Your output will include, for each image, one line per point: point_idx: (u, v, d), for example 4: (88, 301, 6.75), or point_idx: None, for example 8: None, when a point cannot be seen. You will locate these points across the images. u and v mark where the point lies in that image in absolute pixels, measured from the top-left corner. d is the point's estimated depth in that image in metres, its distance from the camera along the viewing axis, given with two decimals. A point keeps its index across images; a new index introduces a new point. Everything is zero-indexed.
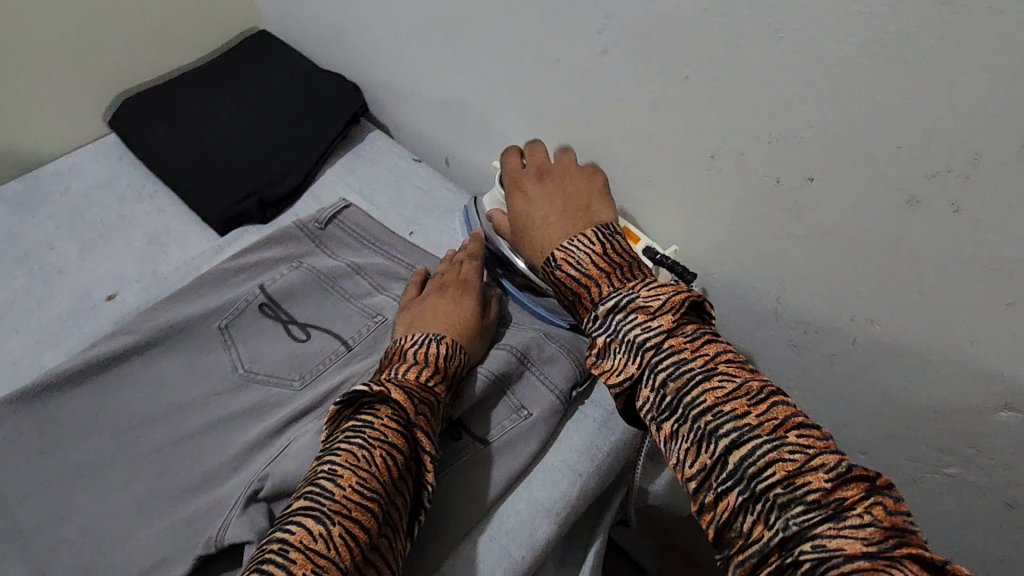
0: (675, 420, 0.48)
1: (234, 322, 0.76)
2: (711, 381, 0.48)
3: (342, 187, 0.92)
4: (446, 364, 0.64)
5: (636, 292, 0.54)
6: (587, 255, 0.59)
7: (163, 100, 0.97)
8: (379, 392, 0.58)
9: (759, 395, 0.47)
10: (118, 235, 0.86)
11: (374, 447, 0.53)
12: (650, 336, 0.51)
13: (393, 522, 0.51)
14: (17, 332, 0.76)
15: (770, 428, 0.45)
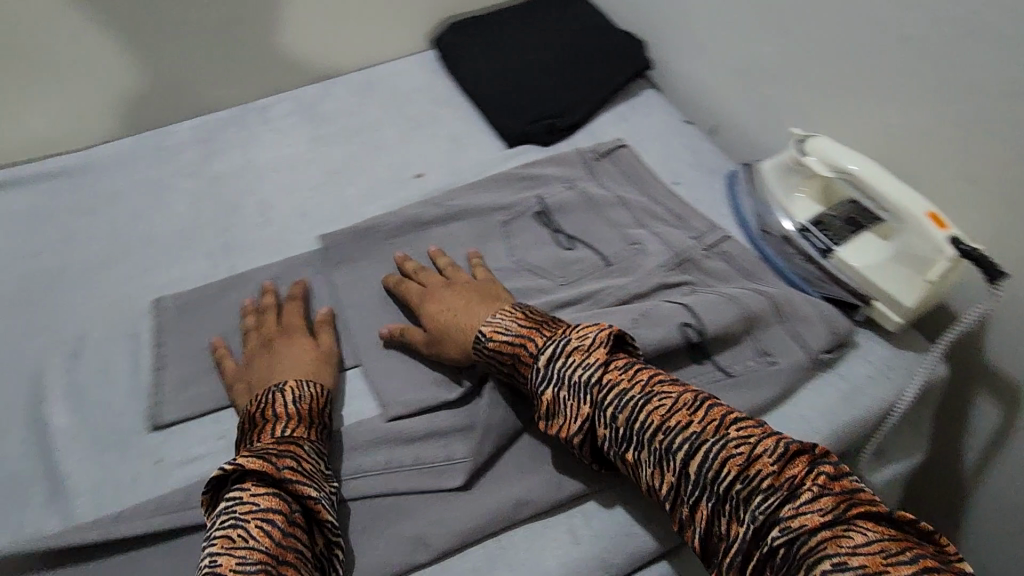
0: (637, 448, 0.55)
1: (514, 218, 0.88)
2: (653, 404, 0.55)
3: (616, 131, 1.01)
4: (300, 408, 0.65)
5: (569, 337, 0.62)
6: (513, 321, 0.66)
7: (481, 26, 1.13)
8: (234, 470, 0.56)
9: (695, 404, 0.55)
10: (428, 130, 1.04)
11: (247, 530, 0.51)
12: (590, 373, 0.58)
13: (293, 564, 0.51)
14: (351, 184, 0.96)
15: (714, 430, 0.52)
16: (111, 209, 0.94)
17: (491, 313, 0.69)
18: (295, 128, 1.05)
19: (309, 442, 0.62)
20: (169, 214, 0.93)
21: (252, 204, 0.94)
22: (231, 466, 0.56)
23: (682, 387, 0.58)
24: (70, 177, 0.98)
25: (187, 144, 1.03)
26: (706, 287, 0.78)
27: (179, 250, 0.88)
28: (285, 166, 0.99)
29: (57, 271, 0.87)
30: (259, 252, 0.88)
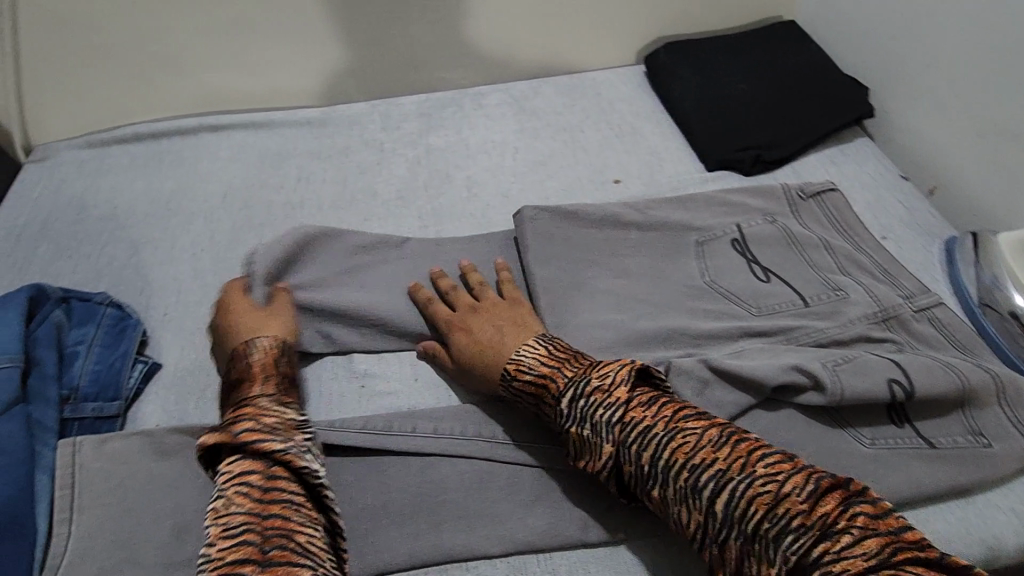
0: (662, 485, 0.56)
1: (709, 240, 0.89)
2: (677, 442, 0.57)
3: (823, 173, 0.99)
4: (255, 366, 0.70)
5: (590, 376, 0.63)
6: (535, 360, 0.68)
7: (697, 49, 1.15)
8: (205, 448, 0.61)
9: (720, 441, 0.56)
10: (629, 139, 1.07)
11: (228, 497, 0.55)
12: (611, 412, 0.60)
13: (280, 511, 0.55)
14: (551, 177, 1.02)
15: (740, 468, 0.53)
16: (341, 161, 1.07)
17: (516, 348, 0.71)
18: (505, 118, 1.13)
19: (266, 400, 0.65)
20: (388, 174, 1.04)
21: (461, 178, 1.02)
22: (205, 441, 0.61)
23: (707, 420, 0.59)
24: (311, 127, 1.13)
25: (409, 116, 1.14)
26: (914, 349, 0.74)
27: (395, 208, 0.99)
28: (492, 150, 1.07)
29: (294, 206, 1.00)
30: (463, 222, 0.96)
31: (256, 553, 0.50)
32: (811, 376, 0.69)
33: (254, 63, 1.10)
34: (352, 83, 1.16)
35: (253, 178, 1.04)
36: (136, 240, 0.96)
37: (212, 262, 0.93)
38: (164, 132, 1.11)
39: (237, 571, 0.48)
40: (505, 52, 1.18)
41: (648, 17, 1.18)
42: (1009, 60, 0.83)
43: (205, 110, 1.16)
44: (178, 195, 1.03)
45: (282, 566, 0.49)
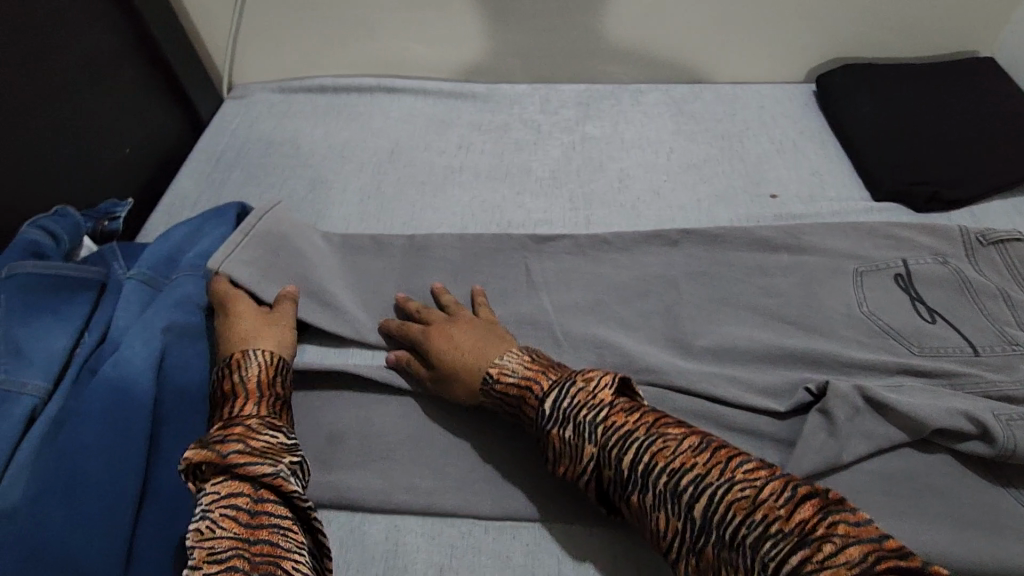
0: (641, 490, 0.57)
1: (870, 271, 0.86)
2: (658, 446, 0.58)
3: (1005, 222, 0.93)
4: (250, 382, 0.68)
5: (573, 378, 0.64)
6: (519, 364, 0.67)
7: (878, 75, 1.10)
8: (189, 465, 0.58)
9: (702, 447, 0.57)
10: (791, 157, 1.05)
11: (212, 519, 0.55)
12: (593, 412, 0.61)
13: (269, 538, 0.55)
14: (705, 182, 1.01)
15: (719, 472, 0.54)
16: (499, 136, 1.12)
17: (497, 353, 0.69)
18: (662, 118, 1.14)
19: (253, 421, 0.63)
20: (543, 154, 1.08)
21: (614, 169, 1.04)
22: (185, 462, 0.58)
23: (688, 427, 0.60)
24: (475, 101, 1.19)
25: (568, 103, 1.18)
26: None
27: (547, 187, 1.02)
28: (647, 147, 1.08)
29: (452, 170, 1.06)
30: (613, 212, 0.98)
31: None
32: (980, 425, 0.66)
33: (434, 34, 1.18)
34: (518, 64, 1.21)
35: (418, 139, 1.12)
36: (312, 179, 1.06)
37: (375, 210, 1.00)
38: (345, 87, 1.21)
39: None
40: (673, 55, 1.18)
41: (829, 37, 1.14)
42: None
43: (381, 73, 1.25)
44: (350, 145, 1.12)
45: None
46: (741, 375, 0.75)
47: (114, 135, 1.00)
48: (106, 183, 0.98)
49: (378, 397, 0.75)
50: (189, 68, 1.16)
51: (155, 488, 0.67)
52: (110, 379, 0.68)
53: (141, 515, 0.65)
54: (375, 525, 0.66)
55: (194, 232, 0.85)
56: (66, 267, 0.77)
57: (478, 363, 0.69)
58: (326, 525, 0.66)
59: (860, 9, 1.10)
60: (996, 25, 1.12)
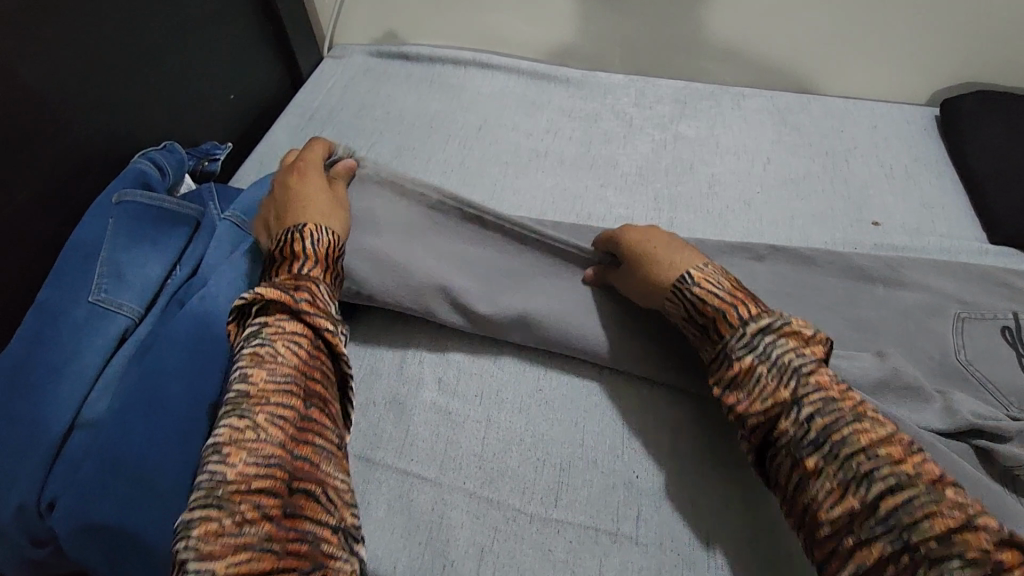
0: (824, 457, 0.56)
1: (974, 318, 0.79)
2: (863, 425, 0.56)
3: None
4: (316, 250, 0.69)
5: (788, 319, 0.63)
6: (726, 284, 0.66)
7: (1015, 106, 0.99)
8: (257, 299, 0.63)
9: (910, 449, 0.55)
10: (901, 184, 0.97)
11: (275, 348, 0.61)
12: (804, 363, 0.60)
13: (315, 389, 0.61)
14: (801, 199, 0.96)
15: (928, 481, 0.52)
16: (589, 125, 1.10)
17: (697, 263, 0.70)
18: (764, 126, 1.08)
19: (312, 280, 0.67)
20: (633, 149, 1.05)
21: (705, 174, 1.00)
22: (257, 296, 0.63)
23: (892, 425, 0.58)
24: (568, 87, 1.16)
25: (664, 99, 1.14)
26: None
27: (632, 183, 0.99)
28: (743, 154, 1.03)
29: (538, 154, 1.05)
30: (698, 218, 0.94)
31: (298, 408, 0.58)
32: None
33: (537, 13, 1.16)
34: (619, 52, 1.17)
35: (507, 118, 1.11)
36: (399, 145, 1.07)
37: (456, 183, 1.01)
38: (441, 58, 1.21)
39: (281, 415, 0.57)
40: (784, 59, 1.11)
41: (965, 60, 1.05)
42: None
43: (478, 47, 1.24)
44: (439, 116, 1.12)
45: (315, 425, 0.58)
46: None
47: (221, 80, 1.04)
48: (210, 125, 1.03)
49: (439, 369, 0.76)
50: (297, 22, 1.19)
51: None
52: (196, 312, 0.72)
53: None
54: (423, 494, 0.67)
55: None
56: (167, 201, 0.81)
57: (664, 266, 0.70)
58: (377, 486, 0.68)
59: (1008, 30, 1.00)
60: None
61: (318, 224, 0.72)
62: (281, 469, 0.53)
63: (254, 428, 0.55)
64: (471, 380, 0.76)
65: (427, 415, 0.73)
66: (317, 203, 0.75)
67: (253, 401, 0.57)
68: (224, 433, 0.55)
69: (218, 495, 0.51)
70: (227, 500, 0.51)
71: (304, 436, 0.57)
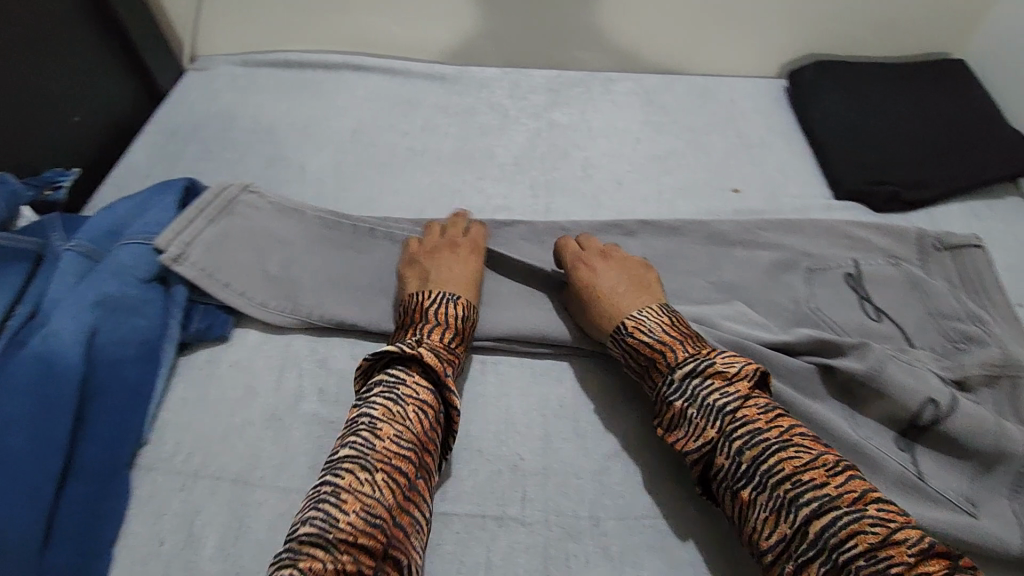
0: (756, 487, 0.58)
1: (821, 269, 0.85)
2: (786, 452, 0.58)
3: (966, 225, 0.92)
4: (449, 317, 0.73)
5: (711, 359, 0.66)
6: (657, 325, 0.69)
7: (847, 72, 1.09)
8: (404, 354, 0.67)
9: (835, 468, 0.57)
10: (757, 151, 1.04)
11: (407, 411, 0.64)
12: (727, 401, 0.62)
13: (426, 463, 0.63)
14: (668, 174, 1.00)
15: (850, 501, 0.54)
16: (466, 120, 1.10)
17: (637, 308, 0.72)
18: (632, 108, 1.12)
19: (442, 347, 0.70)
20: (509, 140, 1.06)
21: (579, 158, 1.03)
22: (403, 351, 0.67)
23: (823, 446, 0.60)
24: (444, 84, 1.17)
25: (538, 89, 1.16)
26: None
27: (509, 173, 1.01)
28: (614, 136, 1.07)
29: (416, 153, 1.04)
30: (574, 201, 0.96)
31: (410, 475, 0.60)
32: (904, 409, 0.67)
33: (404, 12, 1.15)
34: (491, 47, 1.19)
35: (384, 120, 1.10)
36: (272, 156, 1.04)
37: (333, 190, 0.99)
38: (312, 63, 1.18)
39: (396, 477, 0.59)
40: (646, 43, 1.16)
41: (803, 33, 1.13)
42: None
43: (351, 51, 1.22)
44: (313, 123, 1.09)
45: (418, 496, 0.60)
46: None
47: (64, 103, 0.97)
48: (55, 150, 0.96)
49: (320, 381, 0.75)
50: (151, 37, 1.13)
51: (79, 465, 0.64)
52: (36, 352, 0.66)
53: (64, 491, 0.63)
54: None
55: (139, 205, 0.82)
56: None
57: (613, 313, 0.72)
58: (256, 508, 0.65)
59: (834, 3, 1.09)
60: (969, 27, 1.11)
61: (441, 291, 0.75)
62: (381, 531, 0.55)
63: (372, 482, 0.58)
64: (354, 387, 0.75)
65: (308, 428, 0.71)
66: (445, 265, 0.78)
67: (377, 454, 0.60)
68: (346, 477, 0.58)
69: (326, 537, 0.53)
70: (335, 547, 0.53)
71: (409, 504, 0.59)
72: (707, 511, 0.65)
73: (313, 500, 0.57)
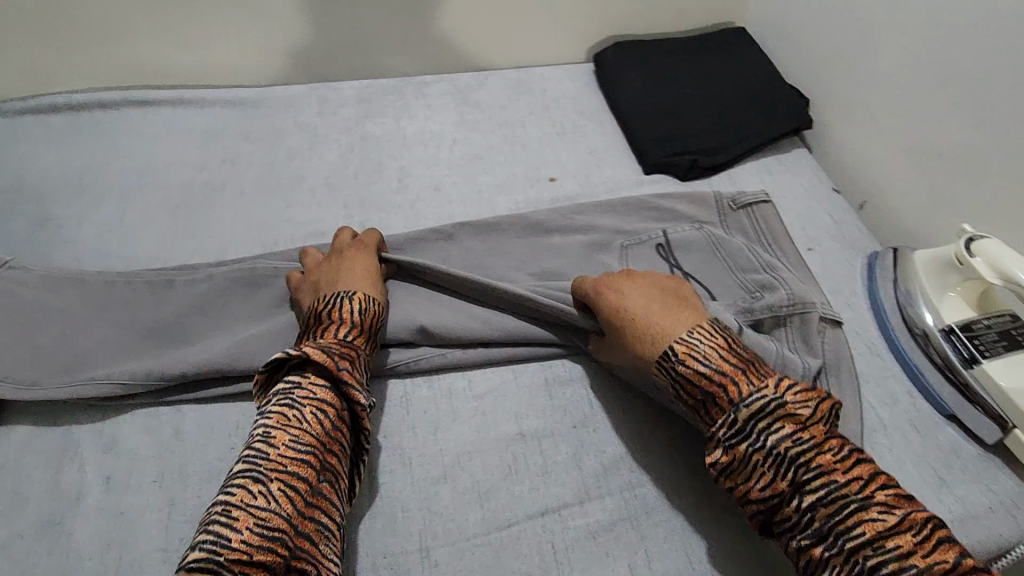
0: (828, 549, 0.51)
1: (634, 245, 0.87)
2: (867, 511, 0.51)
3: (758, 183, 0.98)
4: (347, 313, 0.67)
5: (782, 397, 0.56)
6: (714, 352, 0.59)
7: (644, 51, 1.13)
8: (294, 356, 0.62)
9: (922, 530, 0.49)
10: (570, 138, 1.05)
11: (303, 414, 0.59)
12: (801, 450, 0.54)
13: (334, 467, 0.58)
14: (486, 173, 0.99)
15: (941, 574, 0.47)
16: (271, 145, 1.03)
17: (686, 330, 0.61)
18: (447, 109, 1.10)
19: (338, 341, 0.65)
20: (319, 160, 1.00)
21: (394, 169, 0.99)
22: (293, 353, 0.62)
23: (904, 497, 0.52)
24: (243, 108, 1.08)
25: (348, 101, 1.10)
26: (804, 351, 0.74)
27: (321, 195, 0.95)
28: (430, 141, 1.04)
29: (214, 187, 0.95)
30: (390, 215, 0.93)
31: (313, 481, 0.56)
32: None
33: (183, 35, 1.05)
34: (291, 64, 1.12)
35: (176, 156, 1.00)
36: (41, 216, 0.91)
37: (118, 243, 0.88)
38: (85, 104, 1.05)
39: (293, 486, 0.54)
40: (453, 41, 1.14)
41: (599, 17, 1.17)
42: (943, 75, 0.82)
43: (132, 85, 1.10)
44: (92, 171, 0.97)
45: (325, 501, 0.56)
46: (506, 369, 0.75)
47: None
48: None
49: (108, 466, 0.66)
50: None
51: None
52: None
53: None
54: None
55: None
56: None
57: (663, 337, 0.62)
58: None
59: None
60: None
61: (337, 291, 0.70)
62: (281, 545, 0.51)
63: (267, 496, 0.53)
64: (148, 464, 0.66)
65: (93, 524, 0.62)
66: (335, 268, 0.74)
67: (271, 464, 0.55)
68: (237, 493, 0.53)
69: (217, 561, 0.48)
70: (227, 570, 0.48)
71: (312, 511, 0.54)
72: (537, 514, 0.64)
73: (206, 521, 0.52)
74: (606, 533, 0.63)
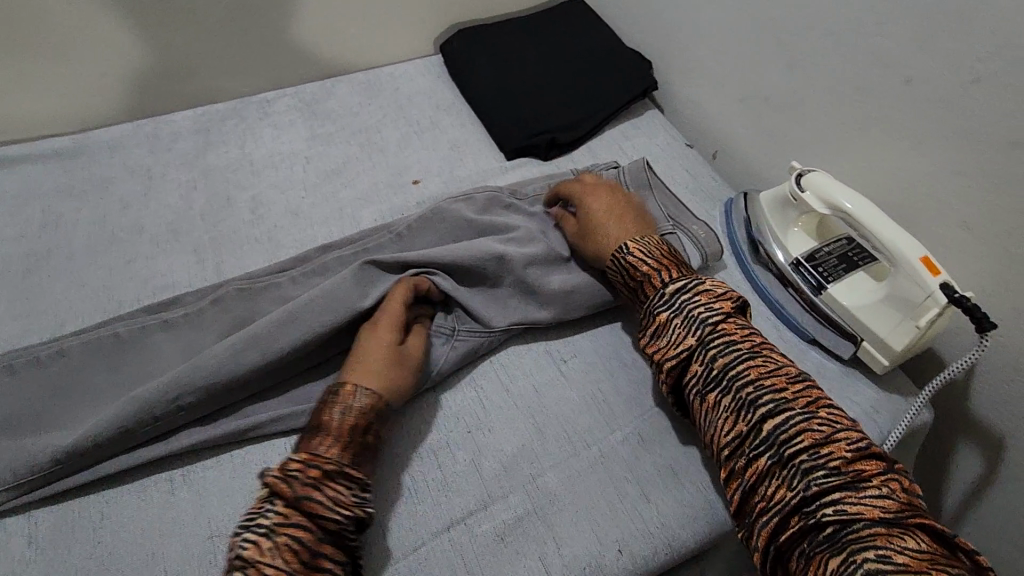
0: (722, 391, 0.61)
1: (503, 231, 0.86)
2: (757, 362, 0.61)
3: (617, 151, 1.01)
4: (341, 423, 0.61)
5: (701, 281, 0.68)
6: (657, 250, 0.72)
7: (487, 35, 1.12)
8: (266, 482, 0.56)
9: (798, 379, 0.60)
10: (429, 135, 1.03)
11: (276, 543, 0.53)
12: (710, 315, 0.65)
13: None
14: (346, 187, 0.95)
15: (804, 404, 0.58)
16: (100, 196, 0.92)
17: (638, 235, 0.74)
18: (294, 125, 1.03)
19: (318, 458, 0.58)
20: (160, 204, 0.92)
21: (245, 200, 0.92)
22: (270, 480, 0.56)
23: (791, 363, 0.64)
24: (59, 161, 0.95)
25: (182, 133, 1.01)
26: None
27: (166, 243, 0.87)
28: (280, 163, 0.98)
29: (38, 256, 0.85)
30: (248, 250, 0.87)
31: None
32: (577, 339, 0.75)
33: None
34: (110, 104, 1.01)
35: None
36: None
37: None
38: None
39: None
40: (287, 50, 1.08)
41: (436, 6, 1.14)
42: (751, 24, 0.87)
43: None
44: None
45: None
46: None
47: None
48: None
49: None
50: None
51: None
52: None
53: None
54: None
55: None
56: None
57: (620, 237, 0.75)
58: None
59: None
60: None
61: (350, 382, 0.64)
62: None
63: None
64: None
65: None
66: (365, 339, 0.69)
67: None
68: None
69: None
70: None
71: None
72: (444, 529, 0.62)
73: None
74: (513, 530, 0.63)
